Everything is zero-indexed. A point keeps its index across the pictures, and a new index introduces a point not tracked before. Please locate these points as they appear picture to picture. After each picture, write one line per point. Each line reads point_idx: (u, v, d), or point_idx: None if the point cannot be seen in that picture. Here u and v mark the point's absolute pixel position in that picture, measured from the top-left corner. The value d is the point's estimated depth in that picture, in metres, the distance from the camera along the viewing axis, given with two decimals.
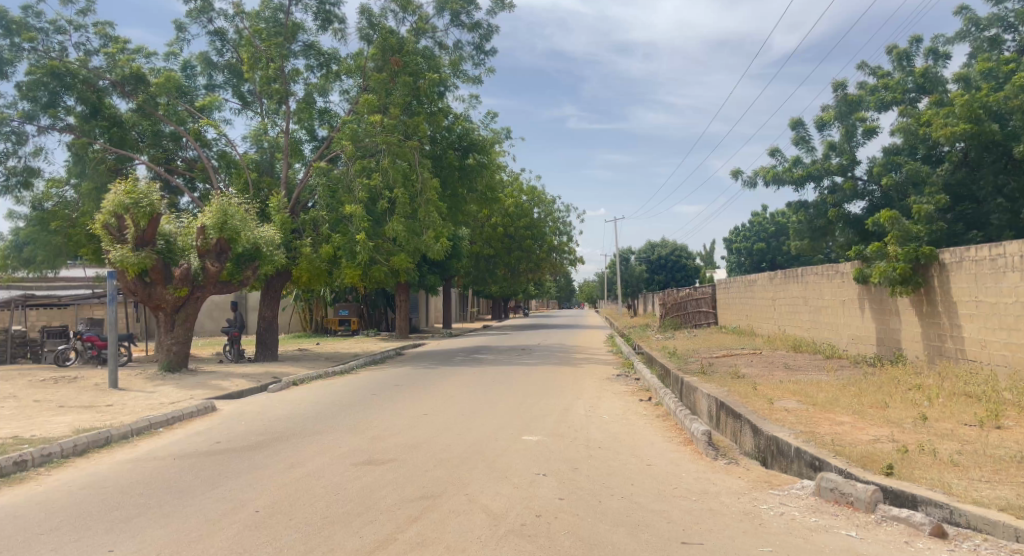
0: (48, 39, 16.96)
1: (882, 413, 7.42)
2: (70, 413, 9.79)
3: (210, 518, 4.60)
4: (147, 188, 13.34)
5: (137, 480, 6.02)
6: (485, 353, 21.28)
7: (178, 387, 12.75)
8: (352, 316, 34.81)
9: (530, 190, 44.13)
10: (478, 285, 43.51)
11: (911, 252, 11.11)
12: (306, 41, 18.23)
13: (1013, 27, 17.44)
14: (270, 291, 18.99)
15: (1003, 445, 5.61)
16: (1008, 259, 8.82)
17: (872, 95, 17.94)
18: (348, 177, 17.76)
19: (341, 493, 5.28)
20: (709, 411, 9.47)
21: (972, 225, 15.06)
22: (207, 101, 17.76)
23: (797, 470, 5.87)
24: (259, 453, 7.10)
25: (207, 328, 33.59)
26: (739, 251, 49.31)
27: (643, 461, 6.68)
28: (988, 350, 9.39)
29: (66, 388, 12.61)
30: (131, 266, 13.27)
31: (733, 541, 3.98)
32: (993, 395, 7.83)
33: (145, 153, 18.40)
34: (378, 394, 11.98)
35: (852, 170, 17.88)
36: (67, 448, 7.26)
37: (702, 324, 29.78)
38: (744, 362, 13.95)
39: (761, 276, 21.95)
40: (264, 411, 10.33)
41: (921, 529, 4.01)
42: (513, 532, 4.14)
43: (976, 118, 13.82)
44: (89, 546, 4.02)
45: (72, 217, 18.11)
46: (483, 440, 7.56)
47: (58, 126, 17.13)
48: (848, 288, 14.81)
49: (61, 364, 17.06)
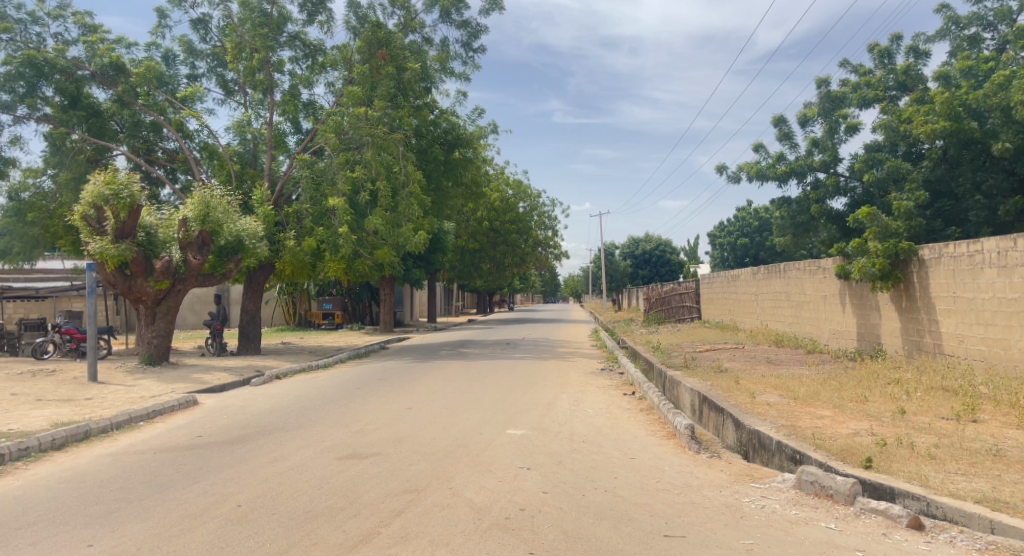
0: (25, 30, 16.56)
1: (861, 407, 7.54)
2: (47, 407, 9.58)
3: (192, 513, 4.53)
4: (127, 179, 12.94)
5: (118, 474, 5.94)
6: (472, 348, 21.23)
7: (159, 381, 12.57)
8: (335, 310, 34.48)
9: (517, 185, 44.06)
10: (463, 278, 43.34)
11: (891, 248, 11.23)
12: (292, 32, 17.99)
13: (993, 26, 17.70)
14: (253, 284, 18.73)
15: (979, 438, 5.73)
16: (985, 255, 9.00)
17: (855, 92, 18.09)
18: (332, 169, 17.51)
19: (324, 487, 5.23)
20: (692, 405, 9.55)
21: (950, 221, 15.30)
22: (189, 91, 17.50)
23: (777, 463, 5.94)
24: (240, 448, 6.99)
25: (189, 321, 33.36)
26: (722, 246, 49.92)
27: (627, 455, 6.72)
28: (965, 345, 9.56)
29: (43, 382, 12.35)
30: (110, 259, 12.94)
31: (716, 533, 4.03)
32: (970, 389, 7.98)
33: (124, 144, 18.03)
34: (361, 389, 11.86)
35: (834, 166, 18.06)
36: (45, 442, 7.14)
37: (686, 319, 29.99)
38: (728, 357, 14.03)
39: (744, 272, 22.16)
40: (247, 406, 10.19)
41: (899, 521, 4.06)
42: (497, 526, 4.15)
43: (955, 116, 13.98)
44: (66, 542, 3.94)
45: (49, 208, 17.59)
46: (468, 434, 7.53)
47: (35, 116, 16.86)
48: (829, 284, 15.00)
49: (39, 357, 16.60)
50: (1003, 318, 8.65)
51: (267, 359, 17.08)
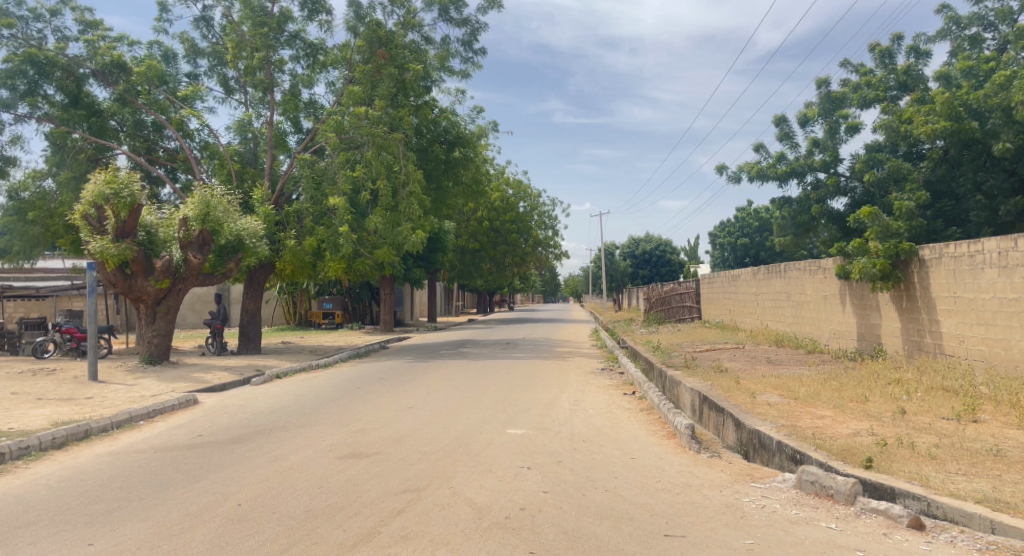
0: (27, 27, 16.58)
1: (861, 407, 7.54)
2: (48, 406, 9.59)
3: (193, 511, 4.55)
4: (127, 178, 12.93)
5: (118, 473, 5.94)
6: (472, 347, 21.21)
7: (159, 380, 12.59)
8: (336, 309, 34.51)
9: (518, 184, 44.05)
10: (463, 278, 43.30)
11: (891, 248, 11.22)
12: (292, 31, 17.97)
13: (993, 26, 17.68)
14: (253, 284, 18.73)
15: (979, 438, 5.73)
16: (986, 255, 9.00)
17: (855, 92, 18.07)
18: (333, 168, 17.54)
19: (324, 486, 5.24)
20: (692, 405, 9.56)
21: (951, 221, 15.28)
22: (190, 90, 17.47)
23: (778, 463, 5.93)
24: (241, 447, 7.00)
25: (189, 321, 33.57)
26: (723, 246, 49.87)
27: (627, 454, 6.73)
28: (965, 345, 9.56)
29: (43, 381, 12.36)
30: (110, 258, 12.93)
31: (716, 533, 4.04)
32: (970, 389, 7.97)
33: (125, 143, 18.06)
34: (362, 388, 11.88)
35: (835, 167, 18.05)
36: (45, 442, 7.13)
37: (686, 319, 29.97)
38: (728, 357, 14.04)
39: (745, 272, 22.17)
40: (247, 405, 10.20)
41: (899, 520, 4.06)
42: (497, 525, 4.15)
43: (956, 116, 13.96)
44: (67, 540, 3.96)
45: (49, 207, 17.59)
46: (469, 434, 7.53)
47: (36, 115, 16.84)
48: (829, 284, 15.00)
49: (39, 356, 16.63)
50: (1003, 317, 8.64)
51: (267, 359, 17.09)
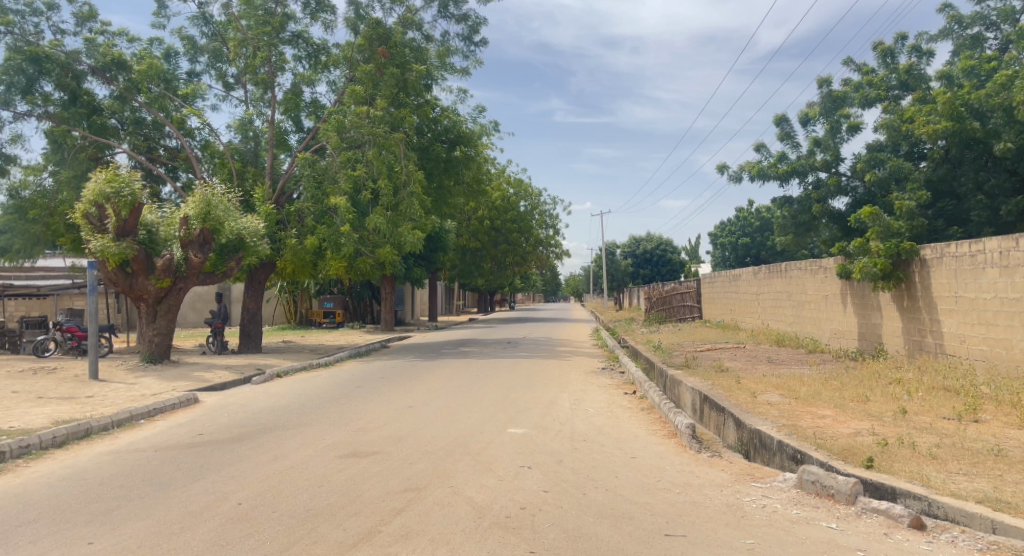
0: (25, 22, 16.57)
1: (861, 407, 7.53)
2: (49, 404, 9.60)
3: (194, 510, 4.55)
4: (128, 176, 12.96)
5: (119, 472, 5.94)
6: (473, 346, 21.21)
7: (159, 379, 12.58)
8: (336, 308, 34.55)
9: (518, 182, 44.07)
10: (464, 277, 43.28)
11: (893, 248, 11.19)
12: (293, 30, 17.98)
13: (996, 25, 17.65)
14: (253, 283, 18.72)
15: (981, 438, 5.72)
16: (987, 255, 8.98)
17: (857, 91, 18.06)
18: (334, 168, 17.58)
19: (324, 485, 5.24)
20: (693, 404, 9.57)
21: (953, 220, 15.27)
22: (190, 89, 17.53)
23: (779, 462, 5.92)
24: (242, 446, 7.01)
25: (190, 320, 33.69)
26: (724, 245, 49.87)
27: (628, 454, 6.72)
28: (966, 345, 9.54)
29: (44, 380, 12.36)
30: (111, 257, 12.95)
31: (717, 532, 4.04)
32: (972, 389, 7.95)
33: (126, 141, 18.07)
34: (362, 387, 11.87)
35: (836, 166, 18.06)
36: (45, 440, 7.13)
37: (687, 319, 29.90)
38: (729, 356, 14.04)
39: (745, 271, 22.15)
40: (247, 404, 10.20)
41: (900, 520, 4.04)
42: (497, 524, 4.15)
43: (957, 116, 13.97)
44: (68, 538, 3.96)
45: (50, 206, 17.61)
46: (470, 434, 7.52)
47: (35, 113, 16.83)
48: (830, 283, 14.98)
49: (40, 355, 16.63)
50: (1004, 318, 8.64)
51: (269, 358, 17.10)
